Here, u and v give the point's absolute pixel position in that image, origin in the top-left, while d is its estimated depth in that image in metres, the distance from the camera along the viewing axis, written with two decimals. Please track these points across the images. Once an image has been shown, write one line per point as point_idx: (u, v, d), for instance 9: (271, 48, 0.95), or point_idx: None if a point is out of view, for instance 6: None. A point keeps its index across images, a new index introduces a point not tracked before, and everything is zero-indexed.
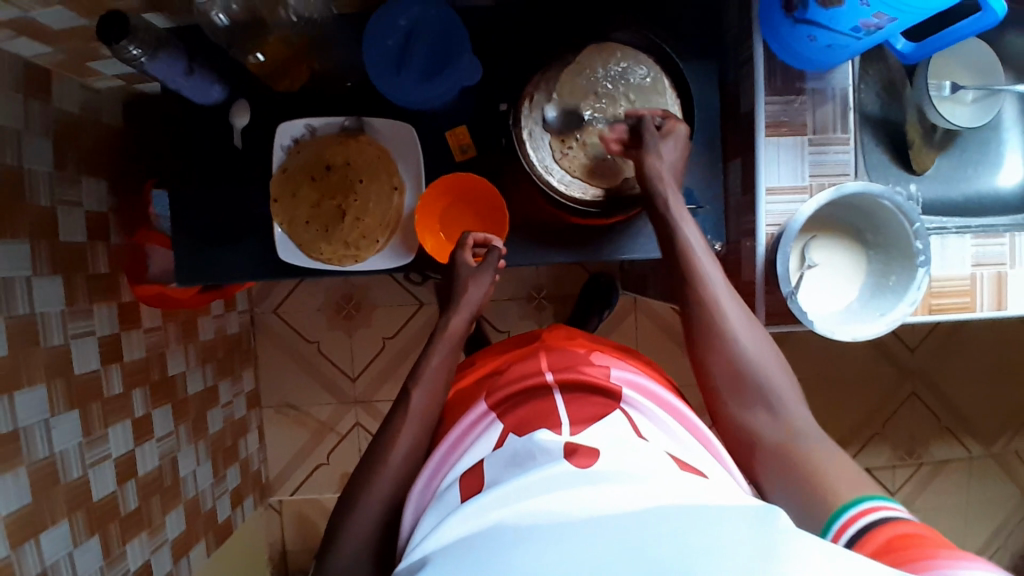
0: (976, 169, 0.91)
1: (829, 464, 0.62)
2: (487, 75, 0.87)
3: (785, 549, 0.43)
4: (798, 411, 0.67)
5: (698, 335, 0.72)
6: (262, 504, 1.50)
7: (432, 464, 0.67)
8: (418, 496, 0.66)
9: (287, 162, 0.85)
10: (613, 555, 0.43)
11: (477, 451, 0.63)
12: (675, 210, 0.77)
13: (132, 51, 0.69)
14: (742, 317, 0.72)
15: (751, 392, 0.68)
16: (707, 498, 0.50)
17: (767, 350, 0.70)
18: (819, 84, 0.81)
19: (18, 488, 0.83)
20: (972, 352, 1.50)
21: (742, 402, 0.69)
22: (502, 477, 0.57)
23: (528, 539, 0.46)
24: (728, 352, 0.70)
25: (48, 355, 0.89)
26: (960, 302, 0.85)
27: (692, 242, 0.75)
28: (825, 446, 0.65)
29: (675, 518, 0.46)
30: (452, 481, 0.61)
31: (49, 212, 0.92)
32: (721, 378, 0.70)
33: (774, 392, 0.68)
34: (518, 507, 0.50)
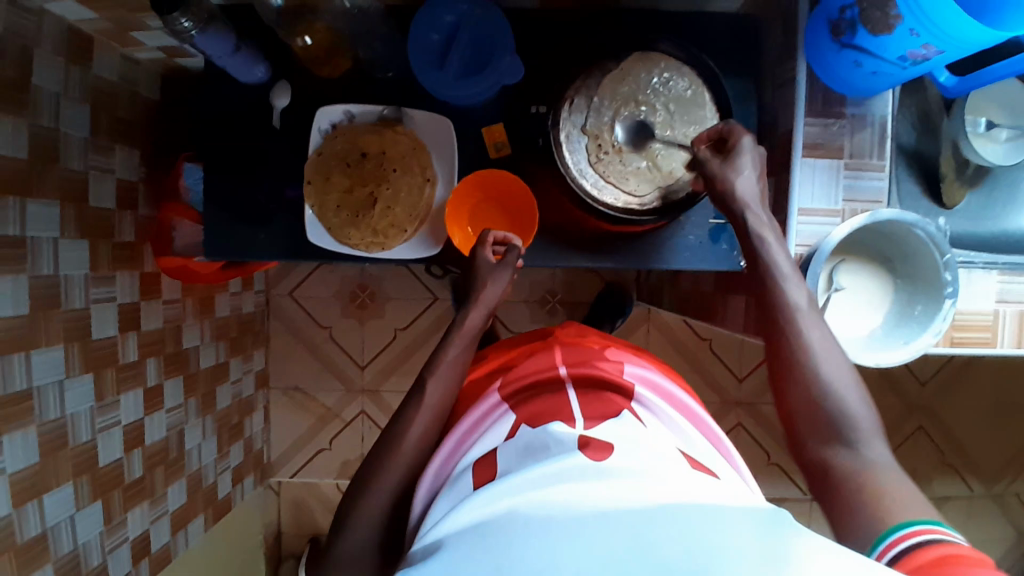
0: (1005, 208, 0.91)
1: (903, 501, 0.57)
2: (528, 76, 0.88)
3: (793, 558, 0.44)
4: (880, 449, 0.63)
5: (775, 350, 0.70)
6: (261, 485, 1.50)
7: (442, 453, 0.68)
8: (431, 479, 0.66)
9: (323, 146, 0.85)
10: (625, 550, 0.44)
11: (489, 440, 0.63)
12: (764, 232, 0.73)
13: (184, 24, 0.70)
14: (827, 348, 0.68)
15: (833, 427, 0.64)
16: (719, 496, 0.50)
17: (854, 385, 0.66)
18: (858, 110, 0.82)
19: (27, 447, 0.83)
20: (981, 392, 1.50)
21: (820, 436, 0.65)
22: (515, 467, 0.57)
23: (539, 532, 0.47)
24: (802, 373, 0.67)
25: (69, 318, 0.90)
26: (984, 337, 0.85)
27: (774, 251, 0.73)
28: (903, 482, 0.60)
29: (687, 519, 0.46)
30: (465, 468, 0.61)
31: (81, 176, 0.92)
32: (798, 404, 0.67)
33: (854, 424, 0.64)
34: (528, 496, 0.51)
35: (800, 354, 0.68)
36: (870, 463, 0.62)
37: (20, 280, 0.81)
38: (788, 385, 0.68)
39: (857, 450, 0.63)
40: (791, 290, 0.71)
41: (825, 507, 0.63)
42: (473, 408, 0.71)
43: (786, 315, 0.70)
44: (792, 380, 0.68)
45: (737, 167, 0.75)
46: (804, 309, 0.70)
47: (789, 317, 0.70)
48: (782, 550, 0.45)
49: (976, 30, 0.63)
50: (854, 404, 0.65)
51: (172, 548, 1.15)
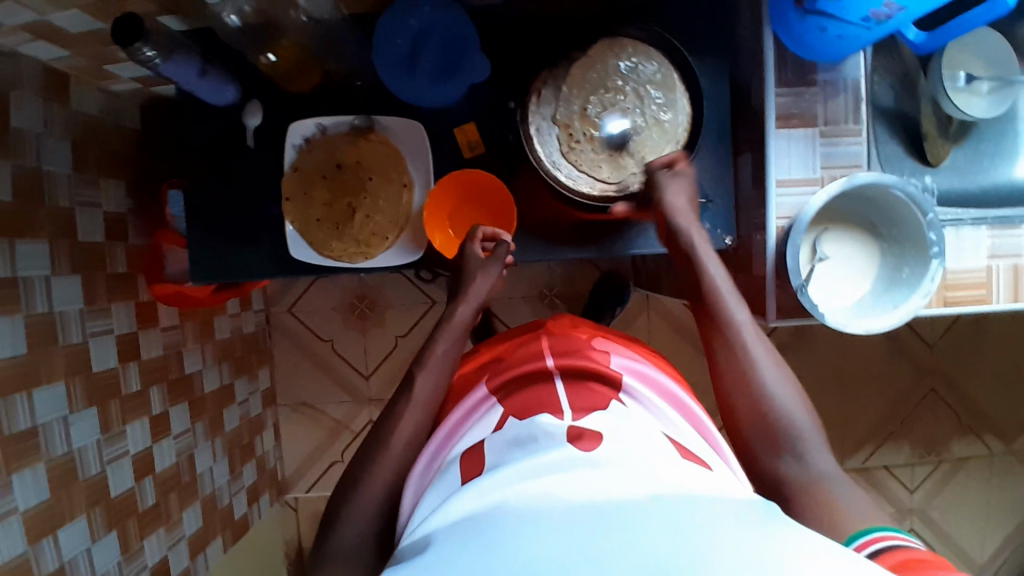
0: (993, 161, 0.89)
1: (852, 510, 0.61)
2: (497, 72, 0.88)
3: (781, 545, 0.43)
4: (824, 459, 0.66)
5: (725, 372, 0.73)
6: (278, 501, 1.52)
7: (433, 445, 0.68)
8: (416, 479, 0.66)
9: (298, 161, 0.86)
10: (616, 538, 0.43)
11: (478, 432, 0.64)
12: (700, 246, 0.78)
13: (147, 53, 0.70)
14: (768, 360, 0.72)
15: (781, 438, 0.67)
16: (709, 488, 0.50)
17: (792, 393, 0.70)
18: (830, 75, 0.81)
19: (37, 483, 0.84)
20: (992, 350, 1.48)
21: (767, 448, 0.68)
22: (503, 458, 0.57)
23: (528, 523, 0.46)
24: (750, 389, 0.70)
25: (68, 353, 0.91)
26: (977, 295, 0.84)
27: (716, 275, 0.77)
28: (851, 491, 0.63)
29: (674, 509, 0.46)
30: (454, 461, 0.61)
31: (68, 212, 0.94)
32: (749, 423, 0.69)
33: (800, 437, 0.67)
34: (518, 489, 0.50)
35: (745, 370, 0.71)
36: (816, 474, 0.65)
37: (15, 319, 0.82)
38: (737, 401, 0.71)
39: (803, 460, 0.66)
40: (732, 306, 0.75)
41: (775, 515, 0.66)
42: (462, 402, 0.72)
43: (726, 334, 0.73)
44: (738, 397, 0.71)
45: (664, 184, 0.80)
46: (748, 327, 0.73)
47: (731, 334, 0.73)
48: (770, 537, 0.43)
49: None
50: (795, 411, 0.69)
51: (192, 571, 1.17)
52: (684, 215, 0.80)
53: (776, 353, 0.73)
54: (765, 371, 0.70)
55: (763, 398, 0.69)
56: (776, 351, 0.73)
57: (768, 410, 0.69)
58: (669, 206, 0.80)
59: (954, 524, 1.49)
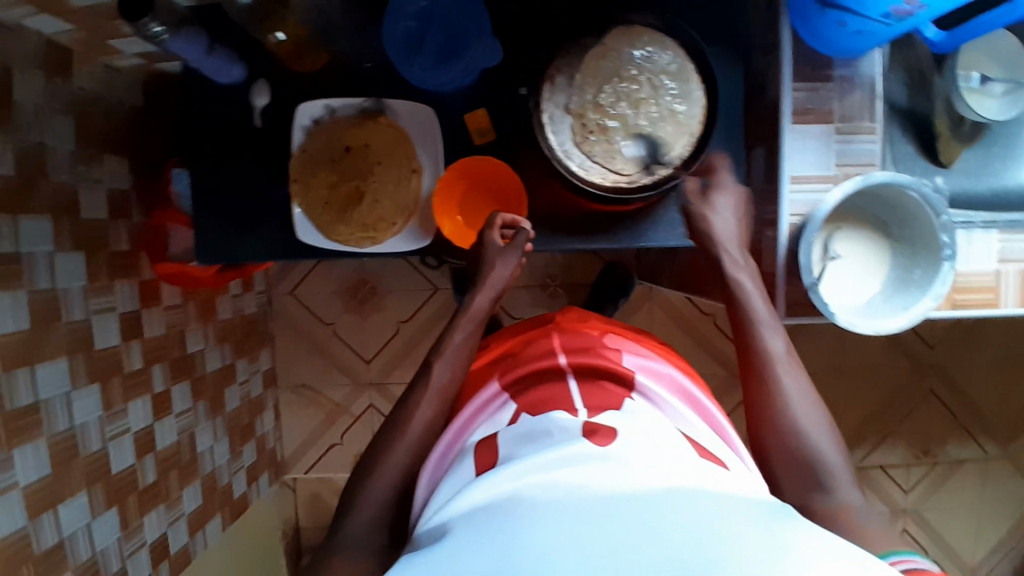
0: (1005, 163, 0.89)
1: (877, 545, 0.62)
2: (508, 58, 0.86)
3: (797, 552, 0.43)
4: (850, 493, 0.68)
5: (755, 398, 0.74)
6: (276, 482, 1.52)
7: (446, 438, 0.68)
8: (431, 471, 0.66)
9: (306, 143, 0.85)
10: (636, 539, 0.43)
11: (493, 425, 0.64)
12: (733, 267, 0.80)
13: (156, 28, 0.69)
14: (801, 393, 0.73)
15: (808, 472, 0.69)
16: (725, 486, 0.49)
17: (825, 431, 0.71)
18: (847, 71, 0.80)
19: (38, 458, 0.84)
20: (992, 352, 1.48)
21: (797, 485, 0.69)
22: (514, 453, 0.57)
23: (544, 519, 0.46)
24: (780, 420, 0.71)
25: (70, 330, 0.90)
26: (985, 298, 0.84)
27: (755, 298, 0.78)
28: (876, 530, 0.65)
29: (691, 510, 0.45)
30: (470, 451, 0.61)
31: (71, 189, 0.93)
32: (777, 453, 0.71)
33: (827, 472, 0.68)
34: (532, 482, 0.50)
35: (777, 402, 0.72)
36: (842, 508, 0.67)
37: (18, 295, 0.82)
38: (767, 431, 0.72)
39: (832, 495, 0.67)
40: (768, 337, 0.76)
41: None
42: (474, 397, 0.71)
43: (761, 361, 0.75)
44: (771, 432, 0.71)
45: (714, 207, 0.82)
46: (784, 365, 0.75)
47: (766, 364, 0.75)
48: (783, 545, 0.43)
49: None
50: (828, 452, 0.70)
51: (191, 549, 1.17)
52: (732, 243, 0.81)
53: (811, 387, 0.74)
54: (796, 402, 0.72)
55: (794, 432, 0.71)
56: (809, 385, 0.75)
57: (800, 447, 0.70)
58: (715, 232, 0.82)
59: (947, 523, 1.50)
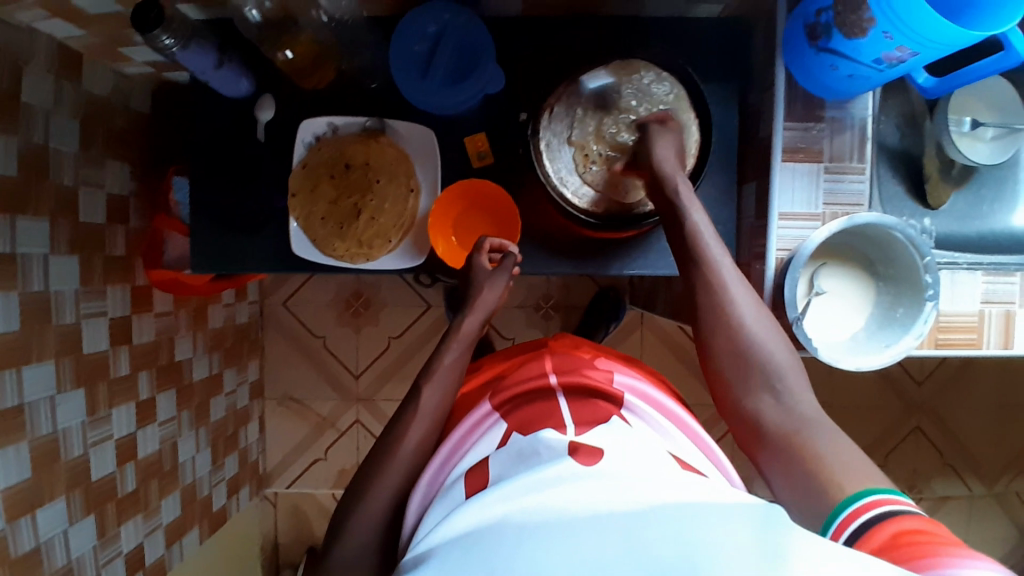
0: (992, 207, 0.91)
1: (835, 455, 0.61)
2: (510, 85, 0.88)
3: (784, 550, 0.43)
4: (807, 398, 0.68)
5: (706, 315, 0.73)
6: (258, 494, 1.51)
7: (436, 463, 0.68)
8: (426, 486, 0.67)
9: (308, 158, 0.86)
10: (622, 547, 0.43)
11: (482, 449, 0.64)
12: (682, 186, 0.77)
13: (165, 40, 0.70)
14: (749, 302, 0.72)
15: (758, 378, 0.69)
16: (715, 496, 0.50)
17: (778, 342, 0.71)
18: (839, 113, 0.82)
19: (19, 461, 0.84)
20: (978, 392, 1.49)
21: (746, 385, 0.70)
22: (506, 472, 0.57)
23: (527, 537, 0.46)
24: (730, 334, 0.71)
25: (60, 333, 0.90)
26: (968, 339, 0.85)
27: (701, 222, 0.76)
28: (834, 434, 0.64)
29: (674, 515, 0.45)
30: (457, 478, 0.61)
31: (72, 192, 0.93)
32: (728, 364, 0.71)
33: (780, 377, 0.69)
34: (520, 502, 0.50)
35: (727, 314, 0.72)
36: (796, 412, 0.67)
37: (11, 296, 0.82)
38: (717, 341, 0.72)
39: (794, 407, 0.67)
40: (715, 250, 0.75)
41: (756, 454, 0.68)
42: (464, 419, 0.71)
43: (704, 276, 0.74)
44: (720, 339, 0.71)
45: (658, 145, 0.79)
46: (732, 277, 0.73)
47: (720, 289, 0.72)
48: (776, 546, 0.43)
49: (948, 32, 0.63)
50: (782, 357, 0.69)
51: (167, 560, 1.16)
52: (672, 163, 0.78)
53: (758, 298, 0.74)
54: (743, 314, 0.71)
55: (744, 343, 0.70)
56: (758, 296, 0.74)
57: (749, 355, 0.70)
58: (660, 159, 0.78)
59: None
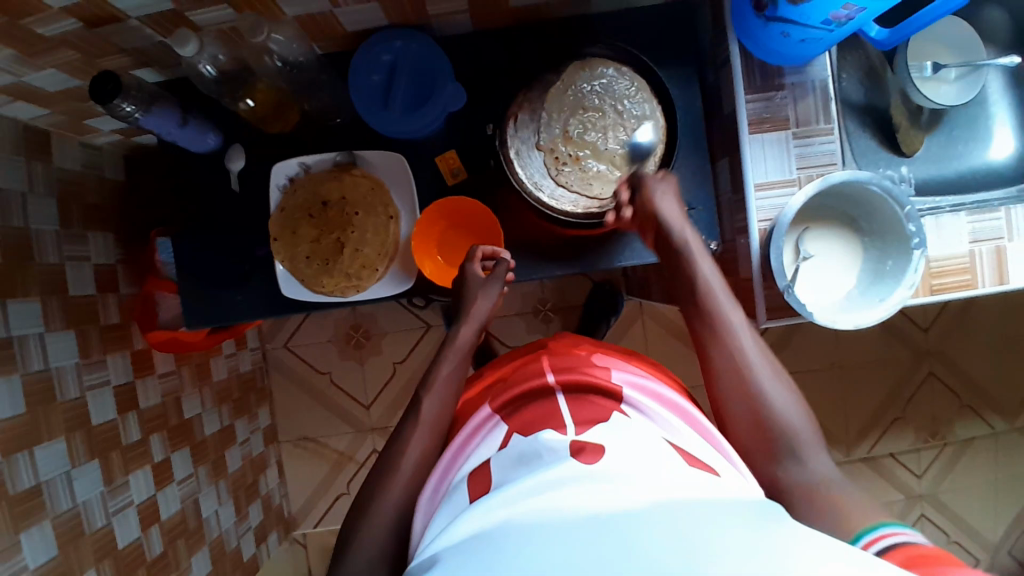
0: (967, 146, 0.91)
1: (850, 513, 0.61)
2: (472, 99, 0.89)
3: (779, 549, 0.42)
4: (820, 460, 0.67)
5: (724, 375, 0.73)
6: (287, 539, 1.51)
7: (438, 471, 0.69)
8: (427, 499, 0.67)
9: (284, 201, 0.87)
10: (629, 548, 0.43)
11: (485, 450, 0.65)
12: (692, 245, 0.80)
13: (126, 108, 0.71)
14: (764, 362, 0.73)
15: (777, 445, 0.68)
16: (714, 496, 0.50)
17: (785, 392, 0.71)
18: (798, 78, 0.82)
19: (45, 540, 0.84)
20: (985, 329, 1.49)
21: (765, 452, 0.69)
22: (508, 476, 0.57)
23: (531, 539, 0.46)
24: (749, 395, 0.71)
25: (67, 408, 0.91)
26: (962, 280, 0.85)
27: (710, 277, 0.78)
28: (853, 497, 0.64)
29: (678, 517, 0.46)
30: (461, 482, 0.62)
31: (58, 268, 0.94)
32: (745, 426, 0.71)
33: (799, 443, 0.68)
34: (526, 504, 0.51)
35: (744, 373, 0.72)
36: (814, 476, 0.66)
37: (12, 379, 0.83)
38: (734, 403, 0.72)
39: (804, 463, 0.67)
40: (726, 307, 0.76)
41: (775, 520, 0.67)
42: (469, 420, 0.72)
43: (710, 300, 0.77)
44: (737, 398, 0.72)
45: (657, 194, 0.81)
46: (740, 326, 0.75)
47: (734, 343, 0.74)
48: (777, 548, 0.43)
49: None
50: (797, 422, 0.69)
51: None
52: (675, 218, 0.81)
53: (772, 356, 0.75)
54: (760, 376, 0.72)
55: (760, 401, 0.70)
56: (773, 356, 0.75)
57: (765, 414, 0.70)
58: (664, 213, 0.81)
59: (963, 505, 1.50)
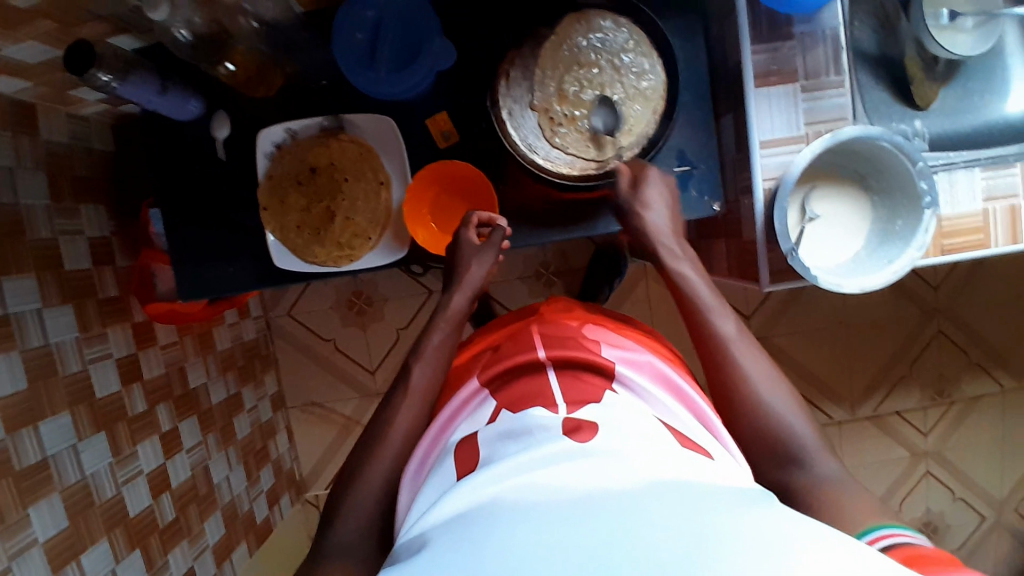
0: (985, 98, 0.86)
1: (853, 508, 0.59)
2: (463, 58, 0.85)
3: (778, 534, 0.42)
4: (825, 463, 0.64)
5: (722, 389, 0.71)
6: (299, 500, 1.54)
7: (426, 442, 0.68)
8: (414, 470, 0.66)
9: (272, 169, 0.84)
10: (623, 531, 0.42)
11: (473, 424, 0.64)
12: (679, 261, 0.79)
13: (103, 78, 0.69)
14: (763, 371, 0.70)
15: (781, 449, 0.66)
16: (709, 478, 0.50)
17: (784, 397, 0.69)
18: (808, 27, 0.78)
19: (54, 512, 0.85)
20: (997, 287, 1.45)
21: (772, 460, 0.66)
22: (496, 452, 0.56)
23: (531, 522, 0.45)
24: (749, 405, 0.68)
25: (68, 383, 0.91)
26: (975, 240, 0.82)
27: (700, 289, 0.77)
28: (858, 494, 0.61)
29: (672, 500, 0.45)
30: (449, 454, 0.61)
31: (52, 243, 0.93)
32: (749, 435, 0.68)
33: (802, 449, 0.65)
34: (513, 482, 0.50)
35: (738, 379, 0.70)
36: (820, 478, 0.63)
37: (12, 356, 0.83)
38: (731, 415, 0.70)
39: (806, 468, 0.64)
40: (718, 319, 0.74)
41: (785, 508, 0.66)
42: (457, 394, 0.71)
43: (698, 312, 0.75)
44: (734, 404, 0.69)
45: (647, 201, 0.79)
46: (734, 336, 0.73)
47: (721, 346, 0.72)
48: (772, 530, 0.42)
49: None
50: (794, 424, 0.67)
51: None
52: (664, 235, 0.81)
53: (769, 361, 0.72)
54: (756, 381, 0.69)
55: (757, 408, 0.68)
56: (771, 361, 0.72)
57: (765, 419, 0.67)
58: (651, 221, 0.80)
59: (969, 462, 1.50)
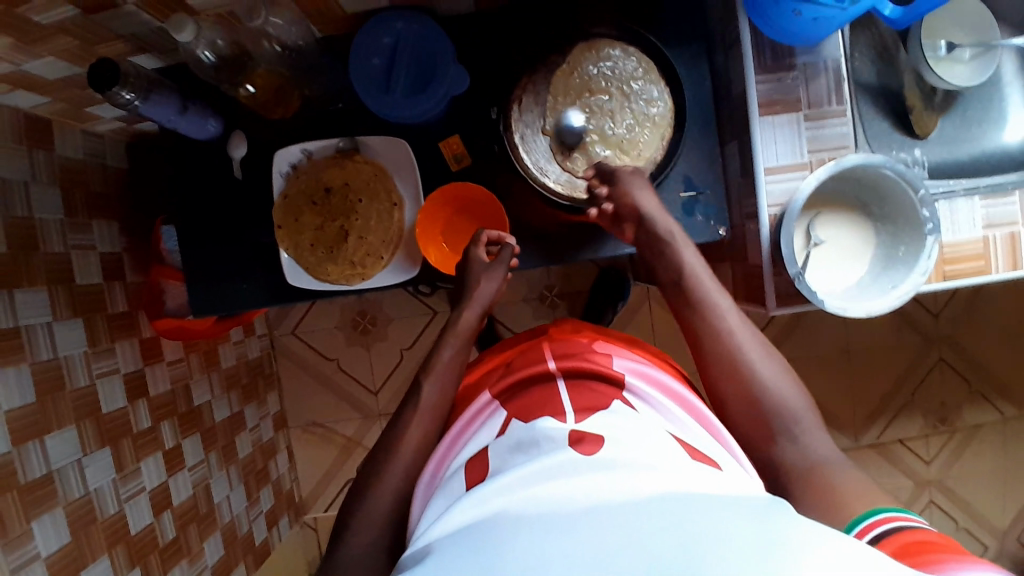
0: (982, 129, 0.89)
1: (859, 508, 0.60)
2: (476, 83, 0.88)
3: (793, 543, 0.42)
4: (818, 443, 0.68)
5: (717, 362, 0.74)
6: (298, 522, 1.52)
7: (436, 457, 0.69)
8: (426, 484, 0.67)
9: (287, 188, 0.86)
10: (636, 541, 0.42)
11: (483, 437, 0.64)
12: (676, 236, 0.81)
13: (126, 96, 0.71)
14: (754, 342, 0.74)
15: (773, 424, 0.69)
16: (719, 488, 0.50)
17: (777, 370, 0.72)
18: (810, 58, 0.81)
19: (57, 527, 0.85)
20: (996, 315, 1.47)
21: (766, 436, 0.69)
22: (506, 463, 0.57)
23: (543, 533, 0.45)
24: (744, 381, 0.71)
25: (76, 397, 0.91)
26: (975, 266, 0.84)
27: (694, 264, 0.79)
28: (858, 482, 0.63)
29: (685, 509, 0.45)
30: (457, 469, 0.62)
31: (64, 257, 0.94)
32: (745, 410, 0.71)
33: (795, 422, 0.68)
34: (524, 493, 0.50)
35: (731, 352, 0.73)
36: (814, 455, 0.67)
37: (22, 369, 0.83)
38: (724, 386, 0.73)
39: (803, 451, 0.67)
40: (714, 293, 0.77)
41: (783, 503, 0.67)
42: (466, 409, 0.72)
43: (695, 287, 0.78)
44: (728, 378, 0.72)
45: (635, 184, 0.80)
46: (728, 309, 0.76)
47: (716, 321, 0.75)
48: (781, 537, 0.43)
49: None
50: (786, 396, 0.70)
51: None
52: (658, 213, 0.80)
53: (760, 333, 0.75)
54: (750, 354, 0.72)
55: (752, 381, 0.71)
56: (761, 333, 0.75)
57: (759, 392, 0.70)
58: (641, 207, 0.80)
59: (972, 490, 1.49)
